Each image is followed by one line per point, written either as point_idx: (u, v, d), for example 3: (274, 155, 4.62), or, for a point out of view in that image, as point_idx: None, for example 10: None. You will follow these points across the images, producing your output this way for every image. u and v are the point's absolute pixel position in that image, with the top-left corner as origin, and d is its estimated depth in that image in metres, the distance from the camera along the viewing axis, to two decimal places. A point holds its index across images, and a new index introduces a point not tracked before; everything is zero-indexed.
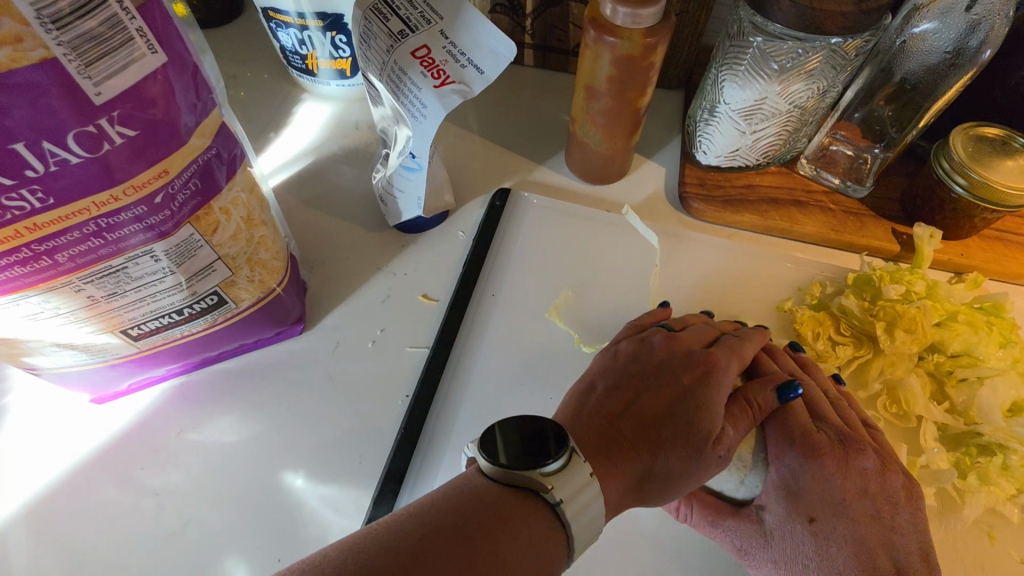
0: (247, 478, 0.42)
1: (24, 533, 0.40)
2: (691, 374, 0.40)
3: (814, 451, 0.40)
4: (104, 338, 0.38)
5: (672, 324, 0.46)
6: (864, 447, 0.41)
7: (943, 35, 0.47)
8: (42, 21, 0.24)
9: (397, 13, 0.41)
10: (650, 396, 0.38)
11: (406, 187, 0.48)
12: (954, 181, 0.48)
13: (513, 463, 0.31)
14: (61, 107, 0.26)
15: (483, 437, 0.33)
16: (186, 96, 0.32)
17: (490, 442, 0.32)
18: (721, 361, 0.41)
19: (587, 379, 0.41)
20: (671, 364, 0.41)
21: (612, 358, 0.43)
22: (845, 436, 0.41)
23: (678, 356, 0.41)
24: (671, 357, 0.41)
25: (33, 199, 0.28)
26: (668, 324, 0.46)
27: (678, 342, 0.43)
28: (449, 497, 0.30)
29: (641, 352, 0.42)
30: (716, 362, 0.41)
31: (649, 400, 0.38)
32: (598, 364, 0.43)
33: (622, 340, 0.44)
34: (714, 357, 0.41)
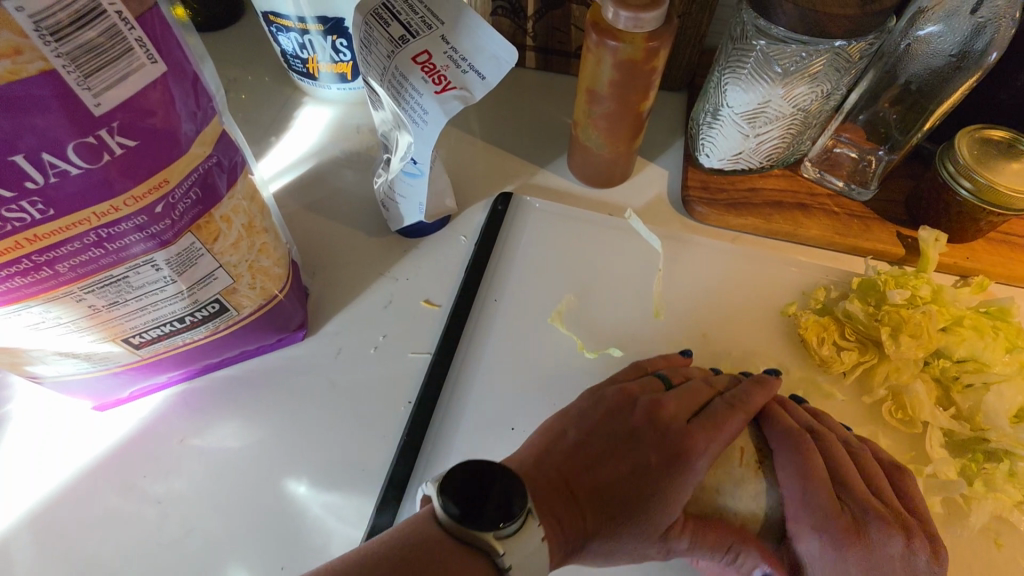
0: (250, 485, 0.42)
1: (26, 542, 0.40)
2: (660, 453, 0.39)
3: (836, 532, 0.38)
4: (105, 347, 0.38)
5: (669, 376, 0.45)
6: (891, 528, 0.38)
7: (948, 38, 0.47)
8: (41, 33, 0.24)
9: (397, 18, 0.40)
10: (611, 466, 0.39)
11: (408, 192, 0.48)
12: (960, 185, 0.48)
13: (467, 520, 0.31)
14: (61, 119, 0.26)
15: (443, 480, 0.32)
16: (187, 105, 0.31)
17: (448, 486, 0.31)
18: (698, 441, 0.40)
19: (562, 425, 0.41)
20: (643, 436, 0.40)
21: (594, 410, 0.42)
22: (867, 511, 0.39)
23: (655, 429, 0.40)
24: (648, 424, 0.41)
25: (33, 211, 0.28)
26: (664, 376, 0.44)
27: (658, 406, 0.42)
28: (399, 548, 0.30)
29: (618, 414, 0.41)
30: (691, 443, 0.40)
31: (610, 465, 0.39)
32: (579, 410, 0.42)
33: (609, 391, 0.43)
34: (693, 432, 0.40)
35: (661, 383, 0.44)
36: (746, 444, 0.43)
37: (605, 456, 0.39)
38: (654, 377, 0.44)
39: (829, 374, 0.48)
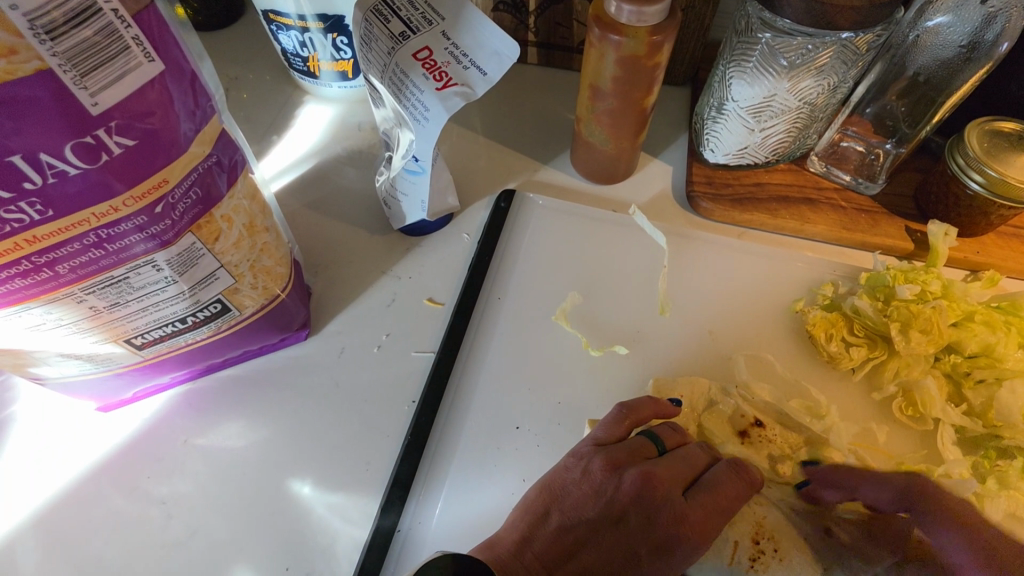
0: (252, 487, 0.42)
1: (31, 544, 0.40)
2: (652, 530, 0.37)
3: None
4: (107, 348, 0.38)
5: (659, 436, 0.41)
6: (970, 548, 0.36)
7: (958, 29, 0.46)
8: (36, 32, 0.24)
9: (398, 14, 0.40)
10: (599, 550, 0.37)
11: (410, 190, 0.48)
12: (970, 178, 0.47)
13: None
14: (59, 119, 0.26)
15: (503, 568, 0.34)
16: (185, 103, 0.31)
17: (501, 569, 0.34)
18: (695, 524, 0.37)
19: (544, 505, 0.38)
20: (633, 516, 0.37)
21: (578, 485, 0.39)
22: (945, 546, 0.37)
23: (647, 506, 0.37)
24: (639, 503, 0.38)
25: (32, 212, 0.28)
26: (655, 438, 0.41)
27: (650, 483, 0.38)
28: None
29: (606, 490, 0.38)
30: (685, 526, 0.37)
31: (595, 555, 0.37)
32: (561, 484, 0.39)
33: (596, 461, 0.39)
34: (686, 514, 0.37)
35: (651, 448, 0.41)
36: (744, 536, 0.39)
37: (595, 535, 0.37)
38: (644, 440, 0.41)
39: (837, 371, 0.47)
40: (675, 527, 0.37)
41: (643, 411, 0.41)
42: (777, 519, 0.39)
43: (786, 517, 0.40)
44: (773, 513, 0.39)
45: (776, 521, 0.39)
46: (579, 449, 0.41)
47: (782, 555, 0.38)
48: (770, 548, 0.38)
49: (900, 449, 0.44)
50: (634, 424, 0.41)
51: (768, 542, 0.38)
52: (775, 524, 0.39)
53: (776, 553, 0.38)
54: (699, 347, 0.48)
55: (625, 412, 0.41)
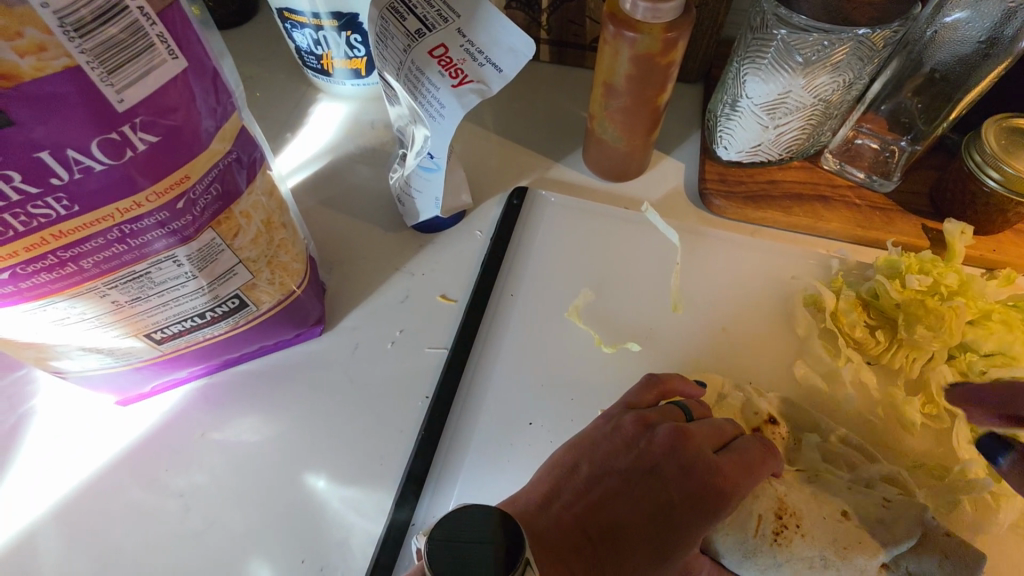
0: (271, 480, 0.43)
1: (53, 536, 0.41)
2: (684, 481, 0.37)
3: None
4: (128, 342, 0.38)
5: (689, 407, 0.42)
6: None
7: (976, 24, 0.45)
8: (65, 29, 0.24)
9: (414, 12, 0.40)
10: (631, 503, 0.36)
11: (424, 187, 0.48)
12: (987, 175, 0.47)
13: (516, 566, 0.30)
14: (85, 116, 0.26)
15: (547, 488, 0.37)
16: (207, 100, 0.31)
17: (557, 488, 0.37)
18: (728, 478, 0.37)
19: (574, 458, 0.39)
20: (665, 469, 0.37)
21: (609, 439, 0.39)
22: None
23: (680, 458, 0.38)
24: (673, 456, 0.38)
25: (58, 207, 0.28)
26: (685, 407, 0.42)
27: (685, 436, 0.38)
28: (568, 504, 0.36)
29: (638, 444, 0.39)
30: (717, 481, 0.37)
31: (628, 509, 0.36)
32: (592, 440, 0.40)
33: (627, 417, 0.40)
34: (719, 468, 0.37)
35: (680, 414, 0.41)
36: (767, 510, 0.37)
37: (625, 488, 0.37)
38: (674, 407, 0.42)
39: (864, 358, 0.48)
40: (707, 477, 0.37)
41: (673, 383, 0.43)
42: (799, 498, 0.38)
43: (807, 495, 0.39)
44: (795, 491, 0.39)
45: (798, 499, 0.38)
46: (611, 411, 0.42)
47: (805, 531, 0.37)
48: (794, 524, 0.37)
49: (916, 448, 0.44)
50: (664, 393, 0.43)
51: (790, 517, 0.37)
52: (798, 502, 0.38)
53: (798, 529, 0.37)
54: (712, 344, 0.48)
55: (657, 380, 0.43)
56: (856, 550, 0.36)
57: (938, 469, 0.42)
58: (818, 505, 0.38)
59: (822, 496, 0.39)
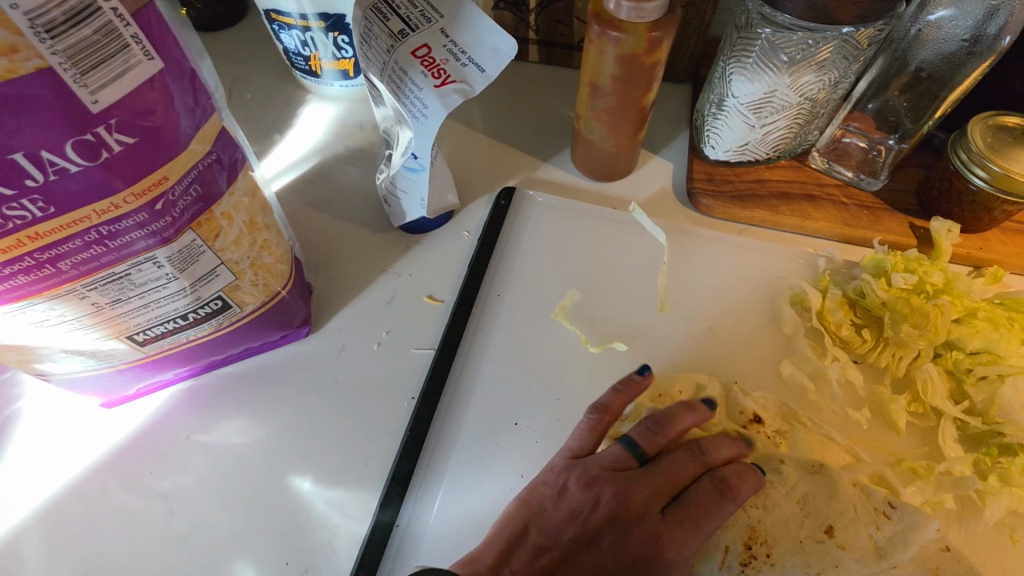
0: (256, 481, 0.42)
1: (36, 539, 0.41)
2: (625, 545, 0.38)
3: None
4: (111, 344, 0.38)
5: (638, 443, 0.41)
6: None
7: (960, 23, 0.45)
8: (36, 30, 0.24)
9: (397, 12, 0.40)
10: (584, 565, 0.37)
11: (409, 188, 0.48)
12: (973, 174, 0.47)
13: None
14: (59, 117, 0.26)
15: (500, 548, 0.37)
16: (184, 100, 0.31)
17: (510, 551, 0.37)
18: (671, 541, 0.37)
19: (523, 519, 0.38)
20: (607, 536, 0.38)
21: (555, 504, 0.39)
22: None
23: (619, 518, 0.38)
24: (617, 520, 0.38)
25: (34, 209, 0.28)
26: (633, 446, 0.41)
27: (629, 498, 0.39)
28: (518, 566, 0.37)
29: (581, 511, 0.39)
30: (661, 543, 0.37)
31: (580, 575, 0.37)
32: (539, 500, 0.39)
33: (574, 476, 0.39)
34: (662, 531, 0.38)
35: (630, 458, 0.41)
36: (735, 541, 0.38)
37: (570, 557, 0.38)
38: (622, 450, 0.41)
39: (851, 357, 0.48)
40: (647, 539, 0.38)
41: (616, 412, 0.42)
42: (773, 523, 0.38)
43: (795, 510, 0.39)
44: (771, 516, 0.38)
45: (774, 525, 0.38)
46: (556, 462, 0.40)
47: (774, 560, 0.37)
48: (763, 553, 0.37)
49: (901, 446, 0.44)
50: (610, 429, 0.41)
51: (760, 547, 0.38)
52: (771, 528, 0.38)
53: (768, 557, 0.37)
54: (699, 343, 0.48)
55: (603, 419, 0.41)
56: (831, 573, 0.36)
57: (922, 468, 0.42)
58: (796, 527, 0.38)
59: (812, 506, 0.39)
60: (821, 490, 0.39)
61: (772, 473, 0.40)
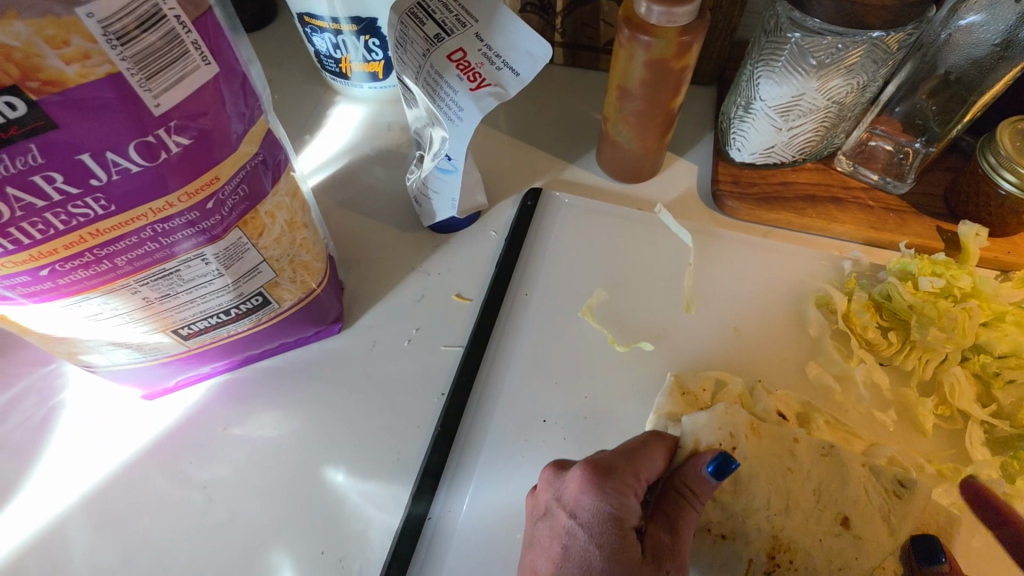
0: (291, 473, 0.44)
1: (82, 525, 0.42)
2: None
3: None
4: (156, 338, 0.40)
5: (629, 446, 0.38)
6: None
7: (991, 28, 0.46)
8: (108, 37, 0.25)
9: (433, 17, 0.41)
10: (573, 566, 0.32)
11: (441, 188, 0.49)
12: (1002, 177, 0.47)
13: None
14: (125, 119, 0.27)
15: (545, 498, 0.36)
16: (236, 105, 0.33)
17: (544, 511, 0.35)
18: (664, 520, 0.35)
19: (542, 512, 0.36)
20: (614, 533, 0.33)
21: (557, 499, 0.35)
22: None
23: (606, 544, 0.32)
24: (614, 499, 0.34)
25: (96, 207, 0.30)
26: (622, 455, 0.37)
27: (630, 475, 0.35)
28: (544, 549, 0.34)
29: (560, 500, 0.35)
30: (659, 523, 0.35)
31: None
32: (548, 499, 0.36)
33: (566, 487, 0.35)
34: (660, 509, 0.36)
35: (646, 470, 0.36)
36: (758, 552, 0.36)
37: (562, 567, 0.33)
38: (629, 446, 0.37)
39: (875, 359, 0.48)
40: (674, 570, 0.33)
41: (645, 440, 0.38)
42: (795, 528, 0.37)
43: (813, 505, 0.38)
44: (791, 520, 0.37)
45: (794, 529, 0.37)
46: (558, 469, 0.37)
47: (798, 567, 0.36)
48: (786, 562, 0.36)
49: (928, 448, 0.44)
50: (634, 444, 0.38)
51: (784, 554, 0.36)
52: (794, 532, 0.37)
53: (791, 564, 0.36)
54: (724, 343, 0.49)
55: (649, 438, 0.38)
56: (855, 566, 0.36)
57: (949, 470, 0.42)
58: (816, 524, 0.37)
59: (827, 496, 0.38)
60: (834, 477, 0.38)
61: (789, 455, 0.39)
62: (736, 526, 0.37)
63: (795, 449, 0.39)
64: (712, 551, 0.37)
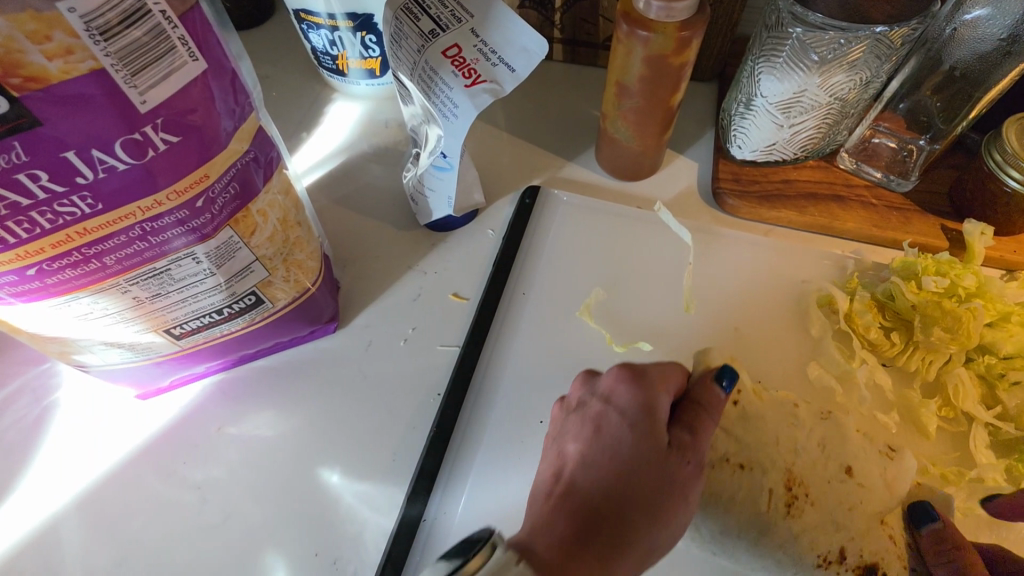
0: (285, 473, 0.43)
1: (75, 525, 0.42)
2: (654, 447, 0.35)
3: None
4: (148, 337, 0.39)
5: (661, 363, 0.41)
6: None
7: (997, 22, 0.44)
8: (91, 33, 0.25)
9: (428, 12, 0.41)
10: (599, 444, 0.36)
11: (437, 186, 0.48)
12: (1008, 174, 0.46)
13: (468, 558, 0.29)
14: (109, 116, 0.27)
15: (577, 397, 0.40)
16: (225, 101, 0.32)
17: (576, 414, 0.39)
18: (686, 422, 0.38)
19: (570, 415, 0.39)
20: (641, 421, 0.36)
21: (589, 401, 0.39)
22: None
23: (639, 424, 0.36)
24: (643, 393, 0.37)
25: (83, 205, 0.29)
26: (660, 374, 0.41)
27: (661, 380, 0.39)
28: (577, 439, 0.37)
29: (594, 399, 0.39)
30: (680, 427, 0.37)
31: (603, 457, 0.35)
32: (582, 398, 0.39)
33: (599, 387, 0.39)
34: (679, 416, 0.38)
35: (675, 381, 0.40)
36: (777, 483, 0.39)
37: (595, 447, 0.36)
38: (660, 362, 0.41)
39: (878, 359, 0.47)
40: (696, 456, 0.36)
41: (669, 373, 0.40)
42: (806, 466, 0.40)
43: (818, 454, 0.40)
44: (801, 460, 0.40)
45: (804, 467, 0.40)
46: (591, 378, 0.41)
47: (814, 499, 0.39)
48: (803, 494, 0.39)
49: (931, 451, 0.43)
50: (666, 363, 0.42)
51: (800, 488, 0.39)
52: (805, 469, 0.40)
53: (807, 497, 0.39)
54: (724, 343, 0.48)
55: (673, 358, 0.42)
56: (860, 509, 0.39)
57: (952, 473, 0.41)
58: (823, 469, 0.40)
59: (830, 449, 0.40)
60: (834, 435, 0.41)
61: (790, 417, 0.42)
62: (754, 457, 0.40)
63: (796, 412, 0.42)
64: (732, 481, 0.39)
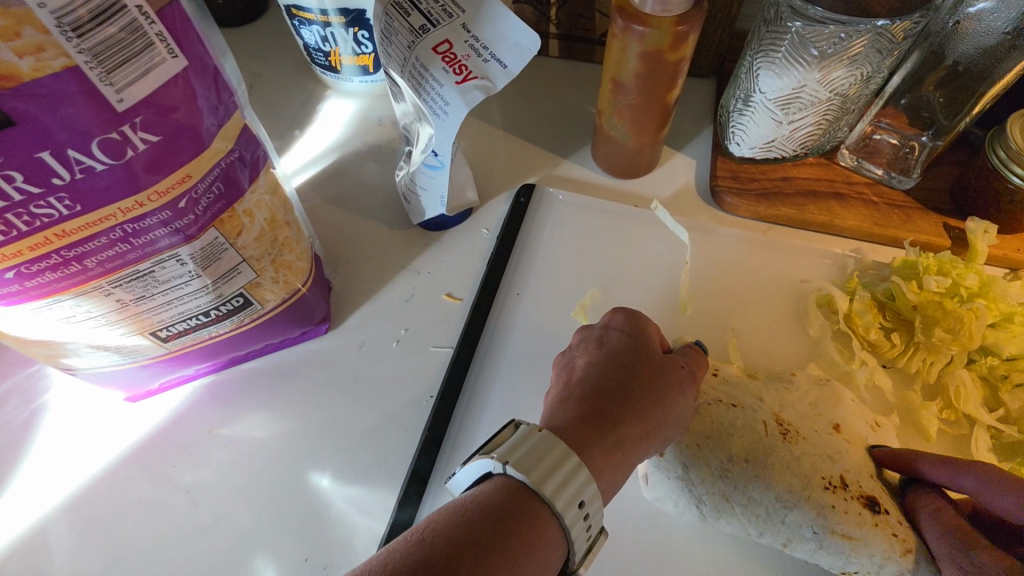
0: (276, 475, 0.43)
1: (64, 530, 0.41)
2: (650, 357, 0.37)
3: None
4: (134, 339, 0.39)
5: None
6: None
7: (1001, 15, 0.43)
8: (63, 29, 0.24)
9: (418, 8, 0.39)
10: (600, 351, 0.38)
11: (429, 185, 0.48)
12: (1012, 172, 0.45)
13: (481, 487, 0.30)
14: (85, 114, 0.26)
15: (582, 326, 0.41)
16: (208, 98, 0.31)
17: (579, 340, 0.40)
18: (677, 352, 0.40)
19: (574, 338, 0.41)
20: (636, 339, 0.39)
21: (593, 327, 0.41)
22: None
23: (636, 337, 0.38)
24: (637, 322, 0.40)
25: (61, 207, 0.28)
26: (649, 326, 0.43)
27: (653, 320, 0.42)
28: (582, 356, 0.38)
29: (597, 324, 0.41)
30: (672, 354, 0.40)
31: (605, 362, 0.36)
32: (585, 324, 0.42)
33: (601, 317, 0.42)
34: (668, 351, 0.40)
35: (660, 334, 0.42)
36: (769, 419, 0.39)
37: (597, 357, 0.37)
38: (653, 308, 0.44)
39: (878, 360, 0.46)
40: (689, 364, 0.39)
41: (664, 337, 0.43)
42: (794, 414, 0.40)
43: (808, 408, 0.41)
44: (789, 408, 0.41)
45: (793, 414, 0.40)
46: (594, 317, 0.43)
47: (804, 437, 0.39)
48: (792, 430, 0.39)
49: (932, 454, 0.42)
50: None
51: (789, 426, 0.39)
52: (793, 417, 0.40)
53: (797, 435, 0.39)
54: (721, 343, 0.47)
55: None
56: (849, 457, 0.38)
57: None
58: (813, 421, 0.40)
59: (821, 408, 0.41)
60: (828, 397, 0.42)
61: (784, 381, 0.43)
62: (743, 398, 0.41)
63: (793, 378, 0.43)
64: (728, 416, 0.39)
